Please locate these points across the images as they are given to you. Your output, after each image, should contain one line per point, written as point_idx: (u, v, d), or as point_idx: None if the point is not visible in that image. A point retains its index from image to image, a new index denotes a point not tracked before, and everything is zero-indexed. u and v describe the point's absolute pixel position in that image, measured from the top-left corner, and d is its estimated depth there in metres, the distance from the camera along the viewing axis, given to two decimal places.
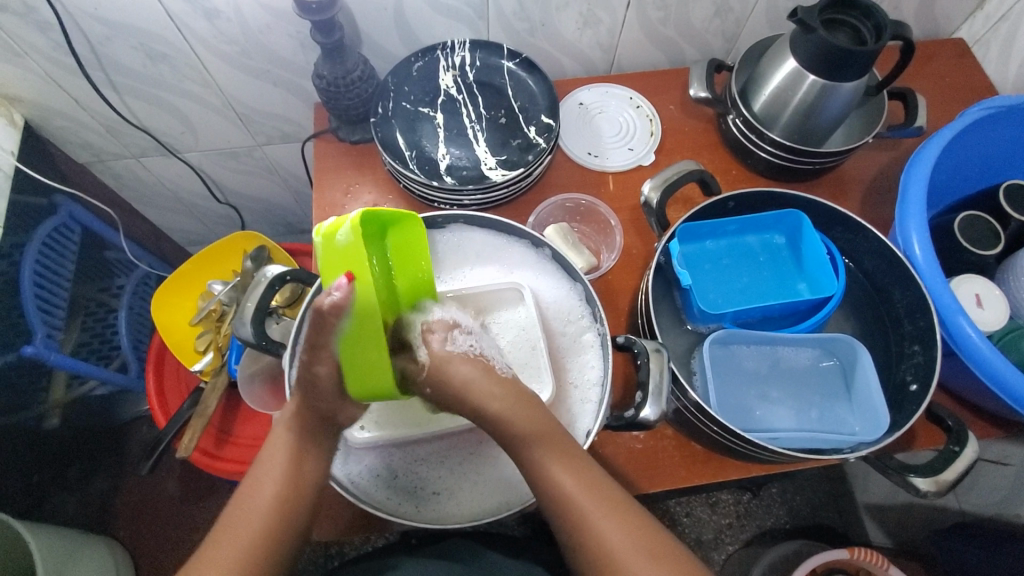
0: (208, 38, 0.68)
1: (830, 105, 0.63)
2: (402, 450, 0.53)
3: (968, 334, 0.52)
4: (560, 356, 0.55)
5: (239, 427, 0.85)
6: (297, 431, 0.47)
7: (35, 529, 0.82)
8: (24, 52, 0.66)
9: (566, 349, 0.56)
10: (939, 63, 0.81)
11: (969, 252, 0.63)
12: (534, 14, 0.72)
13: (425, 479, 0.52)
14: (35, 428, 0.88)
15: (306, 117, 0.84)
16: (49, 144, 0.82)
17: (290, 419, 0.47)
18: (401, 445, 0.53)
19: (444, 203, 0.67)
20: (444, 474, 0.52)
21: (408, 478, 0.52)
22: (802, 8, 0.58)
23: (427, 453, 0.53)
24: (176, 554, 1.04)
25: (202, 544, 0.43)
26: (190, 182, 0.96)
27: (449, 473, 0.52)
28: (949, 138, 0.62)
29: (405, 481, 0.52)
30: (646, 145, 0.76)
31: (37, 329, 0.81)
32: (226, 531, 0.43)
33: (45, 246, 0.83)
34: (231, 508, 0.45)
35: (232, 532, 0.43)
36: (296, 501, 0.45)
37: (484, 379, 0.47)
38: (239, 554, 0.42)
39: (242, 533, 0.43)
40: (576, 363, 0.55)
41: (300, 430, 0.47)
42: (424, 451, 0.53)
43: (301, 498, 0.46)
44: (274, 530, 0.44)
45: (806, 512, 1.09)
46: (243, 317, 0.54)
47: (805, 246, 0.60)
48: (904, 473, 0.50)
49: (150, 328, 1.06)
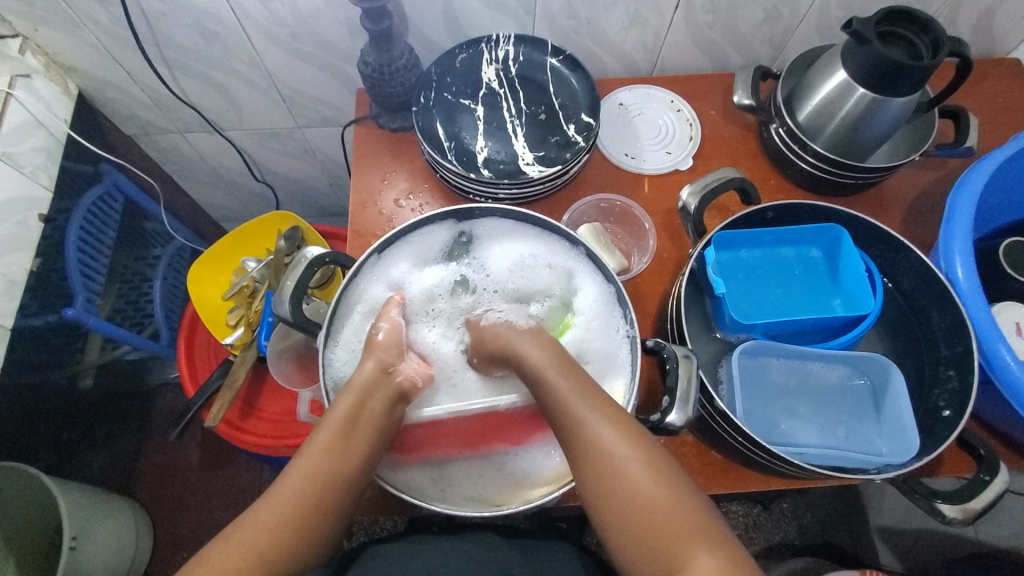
0: (261, 21, 0.69)
1: (880, 120, 0.62)
2: (423, 447, 0.54)
3: (1006, 361, 0.52)
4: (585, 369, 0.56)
5: (264, 401, 0.87)
6: (357, 388, 0.51)
7: (64, 486, 0.85)
8: (83, 24, 0.68)
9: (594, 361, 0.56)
10: (993, 81, 0.78)
11: (1011, 279, 0.61)
12: (580, 12, 0.72)
13: (443, 482, 0.52)
14: (69, 387, 0.92)
15: (348, 102, 0.85)
16: (100, 114, 0.85)
17: (357, 382, 0.51)
18: (419, 444, 0.54)
19: (479, 195, 0.68)
20: (462, 473, 0.53)
21: (426, 474, 0.53)
22: (857, 20, 0.57)
23: (447, 458, 0.53)
24: (193, 518, 1.08)
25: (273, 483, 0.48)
26: (230, 159, 0.98)
27: (468, 464, 0.53)
28: (1003, 160, 0.60)
29: (424, 483, 0.52)
30: (685, 149, 0.75)
31: (78, 293, 0.83)
32: (291, 475, 0.48)
33: (90, 213, 0.85)
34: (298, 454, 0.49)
35: (296, 475, 0.48)
36: (344, 465, 0.48)
37: (540, 342, 0.52)
38: (295, 496, 0.46)
39: (305, 475, 0.48)
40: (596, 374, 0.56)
41: (366, 390, 0.51)
42: (444, 454, 0.53)
43: (352, 454, 0.48)
44: (323, 483, 0.47)
45: (813, 530, 1.09)
46: (282, 296, 0.55)
47: (843, 262, 0.59)
48: (930, 498, 0.49)
49: (182, 299, 1.09)
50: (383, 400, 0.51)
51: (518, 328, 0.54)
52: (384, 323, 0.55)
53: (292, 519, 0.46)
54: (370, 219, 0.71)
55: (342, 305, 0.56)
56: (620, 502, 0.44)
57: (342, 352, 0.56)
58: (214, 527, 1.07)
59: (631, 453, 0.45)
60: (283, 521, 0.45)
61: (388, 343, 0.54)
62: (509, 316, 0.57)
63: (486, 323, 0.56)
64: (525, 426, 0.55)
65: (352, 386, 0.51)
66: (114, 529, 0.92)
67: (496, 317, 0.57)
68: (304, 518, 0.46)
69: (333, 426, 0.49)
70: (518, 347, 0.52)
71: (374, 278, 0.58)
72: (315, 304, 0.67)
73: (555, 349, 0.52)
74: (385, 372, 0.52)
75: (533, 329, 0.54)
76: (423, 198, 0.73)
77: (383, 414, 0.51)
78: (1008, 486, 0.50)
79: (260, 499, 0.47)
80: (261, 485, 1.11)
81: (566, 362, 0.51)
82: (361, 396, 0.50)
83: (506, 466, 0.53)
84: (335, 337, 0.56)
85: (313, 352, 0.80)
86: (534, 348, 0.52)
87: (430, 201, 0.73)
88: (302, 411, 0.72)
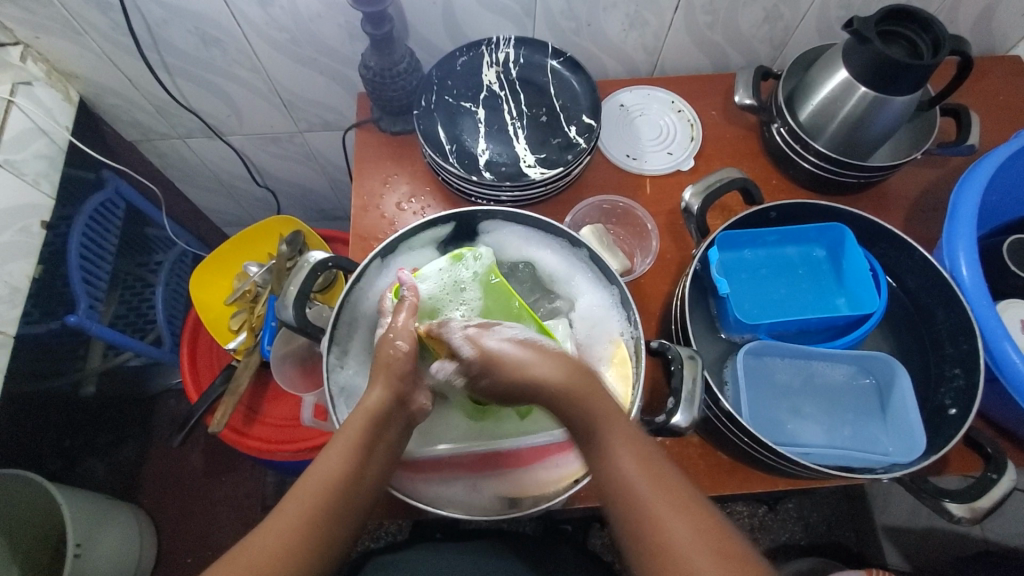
0: (262, 26, 0.69)
1: (881, 118, 0.61)
2: (428, 471, 0.53)
3: (1012, 360, 0.52)
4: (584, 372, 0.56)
5: (266, 406, 0.87)
6: (373, 413, 0.48)
7: (68, 494, 0.85)
8: (84, 30, 0.69)
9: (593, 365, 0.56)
10: (993, 79, 0.78)
11: (1016, 276, 0.61)
12: (580, 14, 0.72)
13: (442, 493, 0.52)
14: (73, 393, 0.91)
15: (348, 106, 0.85)
16: (101, 120, 0.85)
17: (370, 405, 0.49)
18: (421, 470, 0.53)
19: (481, 199, 0.68)
20: (467, 488, 0.53)
21: (437, 491, 0.52)
22: (857, 19, 0.57)
23: (448, 472, 0.53)
24: (197, 524, 1.08)
25: (274, 508, 0.45)
26: (231, 163, 0.98)
27: (471, 481, 0.53)
28: (1005, 157, 0.60)
29: (427, 493, 0.52)
30: (686, 150, 0.75)
31: (80, 300, 0.83)
32: (295, 502, 0.44)
33: (92, 219, 0.85)
34: (301, 480, 0.46)
35: (302, 502, 0.44)
36: (353, 494, 0.46)
37: (571, 375, 0.46)
38: (301, 523, 0.43)
39: (310, 502, 0.44)
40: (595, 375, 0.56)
41: (378, 418, 0.48)
42: (447, 477, 0.53)
43: (366, 479, 0.47)
44: (332, 508, 0.45)
45: (820, 530, 1.08)
46: (286, 300, 0.56)
47: (846, 261, 0.59)
48: (939, 497, 0.49)
49: (184, 304, 1.09)
50: (397, 427, 0.50)
51: (540, 354, 0.48)
52: (405, 340, 0.51)
53: (299, 546, 0.43)
54: (373, 222, 0.71)
55: (346, 309, 0.56)
56: (645, 535, 0.40)
57: (348, 357, 0.56)
58: (219, 533, 1.07)
59: (644, 478, 0.41)
60: (287, 549, 0.42)
61: (398, 369, 0.51)
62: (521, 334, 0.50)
63: (496, 347, 0.48)
64: (522, 447, 0.53)
65: (367, 411, 0.48)
66: (118, 536, 0.92)
67: (501, 337, 0.49)
68: (310, 546, 0.43)
69: (343, 451, 0.46)
70: (548, 382, 0.46)
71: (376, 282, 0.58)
72: (318, 308, 0.68)
73: (587, 384, 0.46)
74: (402, 403, 0.51)
75: (563, 356, 0.48)
76: (425, 201, 0.73)
77: (397, 444, 0.50)
78: (1017, 484, 0.50)
79: (259, 527, 0.44)
80: (265, 490, 1.11)
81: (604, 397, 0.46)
82: (377, 422, 0.48)
83: (505, 476, 0.53)
84: (340, 342, 0.55)
85: (316, 356, 0.80)
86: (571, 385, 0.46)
87: (432, 204, 0.73)
88: (306, 415, 0.73)
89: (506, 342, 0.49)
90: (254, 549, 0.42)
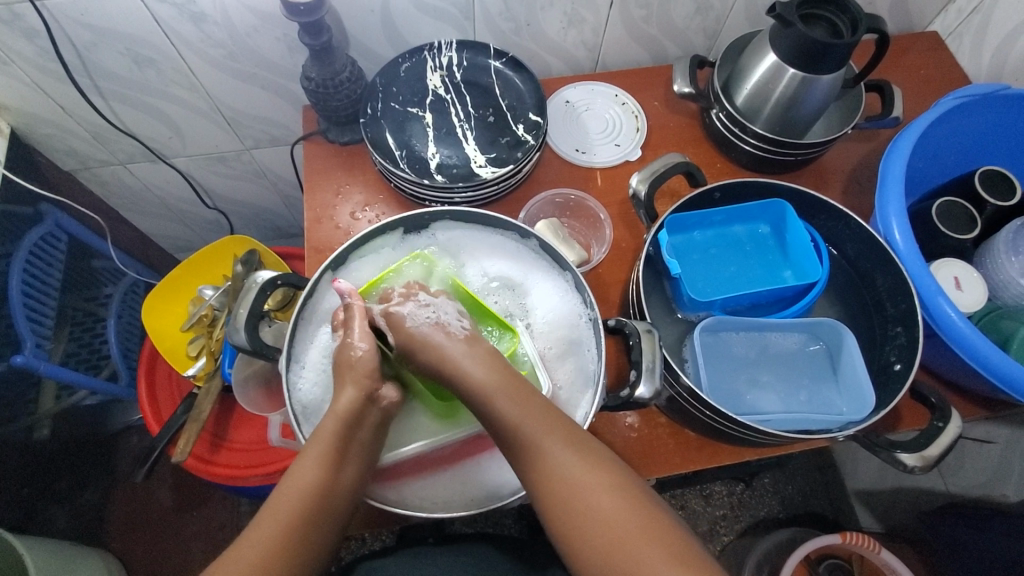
0: (194, 42, 0.68)
1: (811, 98, 0.64)
2: (409, 474, 0.53)
3: (947, 314, 0.54)
4: (550, 361, 0.56)
5: (233, 432, 0.85)
6: (344, 416, 0.47)
7: (30, 543, 0.81)
8: (10, 60, 0.66)
9: (557, 354, 0.56)
10: (913, 55, 0.83)
11: (947, 237, 0.65)
12: (518, 15, 0.73)
13: (428, 496, 0.51)
14: (25, 440, 0.86)
15: (293, 119, 0.84)
16: (36, 152, 0.81)
17: (340, 408, 0.47)
18: (400, 475, 0.52)
19: (436, 201, 0.68)
20: (450, 487, 0.52)
21: (419, 494, 0.52)
22: (780, 4, 0.59)
23: (428, 472, 0.53)
24: (171, 562, 1.04)
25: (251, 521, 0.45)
26: (177, 186, 0.96)
27: (454, 481, 0.52)
28: (926, 126, 0.63)
29: (411, 499, 0.51)
30: (633, 141, 0.77)
31: (26, 339, 0.80)
32: (270, 512, 0.45)
33: (32, 255, 0.81)
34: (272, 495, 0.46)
35: (276, 511, 0.44)
36: (328, 499, 0.45)
37: (476, 354, 0.48)
38: (279, 532, 0.43)
39: (286, 509, 0.44)
40: (559, 357, 0.56)
41: (348, 415, 0.47)
42: (428, 479, 0.52)
43: (342, 484, 0.46)
44: (312, 513, 0.45)
45: (796, 501, 1.11)
46: (236, 324, 0.54)
47: (789, 235, 0.62)
48: (891, 449, 0.51)
49: (139, 336, 1.05)
50: (369, 422, 0.49)
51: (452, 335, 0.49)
52: (363, 342, 0.50)
53: (277, 558, 0.42)
54: (328, 234, 0.70)
55: (302, 323, 0.55)
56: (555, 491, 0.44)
57: (309, 371, 0.55)
58: (194, 570, 1.03)
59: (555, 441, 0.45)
60: (264, 560, 0.42)
61: (369, 370, 0.50)
62: (440, 315, 0.51)
63: (422, 335, 0.49)
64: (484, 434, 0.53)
65: (337, 414, 0.47)
66: None
67: (419, 319, 0.51)
68: (289, 555, 0.43)
69: (319, 459, 0.46)
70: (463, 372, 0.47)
71: (327, 295, 0.56)
72: (277, 326, 0.66)
73: (495, 363, 0.48)
74: (370, 399, 0.49)
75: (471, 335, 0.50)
76: (379, 209, 0.72)
77: (371, 442, 0.49)
78: (961, 431, 0.52)
79: (234, 543, 0.43)
80: (240, 520, 1.07)
81: (511, 373, 0.48)
82: (350, 423, 0.47)
83: (482, 469, 0.53)
84: (300, 359, 0.55)
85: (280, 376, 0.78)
86: (481, 364, 0.48)
87: (387, 212, 0.72)
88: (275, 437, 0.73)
89: (422, 325, 0.50)
90: (240, 552, 0.42)
